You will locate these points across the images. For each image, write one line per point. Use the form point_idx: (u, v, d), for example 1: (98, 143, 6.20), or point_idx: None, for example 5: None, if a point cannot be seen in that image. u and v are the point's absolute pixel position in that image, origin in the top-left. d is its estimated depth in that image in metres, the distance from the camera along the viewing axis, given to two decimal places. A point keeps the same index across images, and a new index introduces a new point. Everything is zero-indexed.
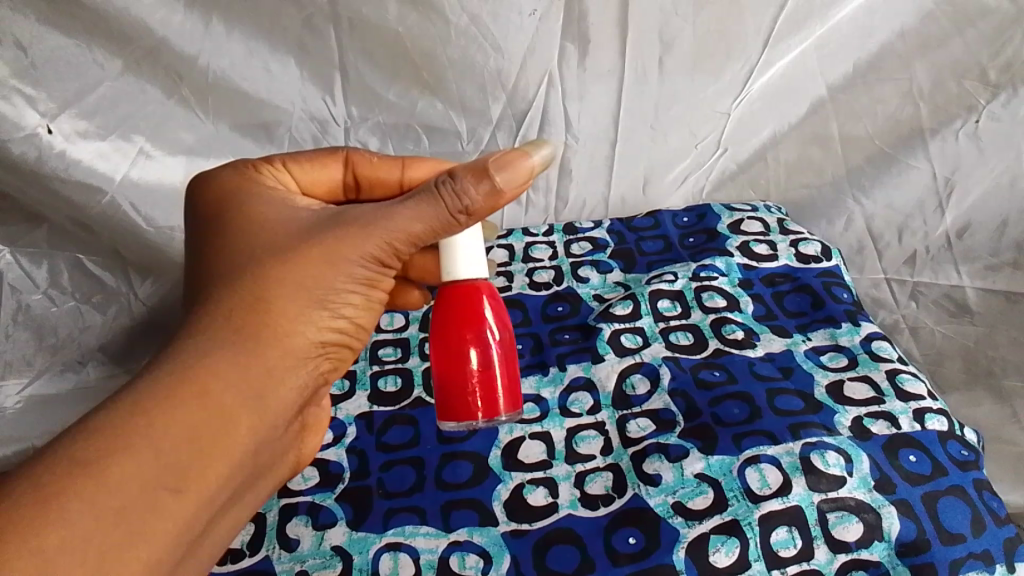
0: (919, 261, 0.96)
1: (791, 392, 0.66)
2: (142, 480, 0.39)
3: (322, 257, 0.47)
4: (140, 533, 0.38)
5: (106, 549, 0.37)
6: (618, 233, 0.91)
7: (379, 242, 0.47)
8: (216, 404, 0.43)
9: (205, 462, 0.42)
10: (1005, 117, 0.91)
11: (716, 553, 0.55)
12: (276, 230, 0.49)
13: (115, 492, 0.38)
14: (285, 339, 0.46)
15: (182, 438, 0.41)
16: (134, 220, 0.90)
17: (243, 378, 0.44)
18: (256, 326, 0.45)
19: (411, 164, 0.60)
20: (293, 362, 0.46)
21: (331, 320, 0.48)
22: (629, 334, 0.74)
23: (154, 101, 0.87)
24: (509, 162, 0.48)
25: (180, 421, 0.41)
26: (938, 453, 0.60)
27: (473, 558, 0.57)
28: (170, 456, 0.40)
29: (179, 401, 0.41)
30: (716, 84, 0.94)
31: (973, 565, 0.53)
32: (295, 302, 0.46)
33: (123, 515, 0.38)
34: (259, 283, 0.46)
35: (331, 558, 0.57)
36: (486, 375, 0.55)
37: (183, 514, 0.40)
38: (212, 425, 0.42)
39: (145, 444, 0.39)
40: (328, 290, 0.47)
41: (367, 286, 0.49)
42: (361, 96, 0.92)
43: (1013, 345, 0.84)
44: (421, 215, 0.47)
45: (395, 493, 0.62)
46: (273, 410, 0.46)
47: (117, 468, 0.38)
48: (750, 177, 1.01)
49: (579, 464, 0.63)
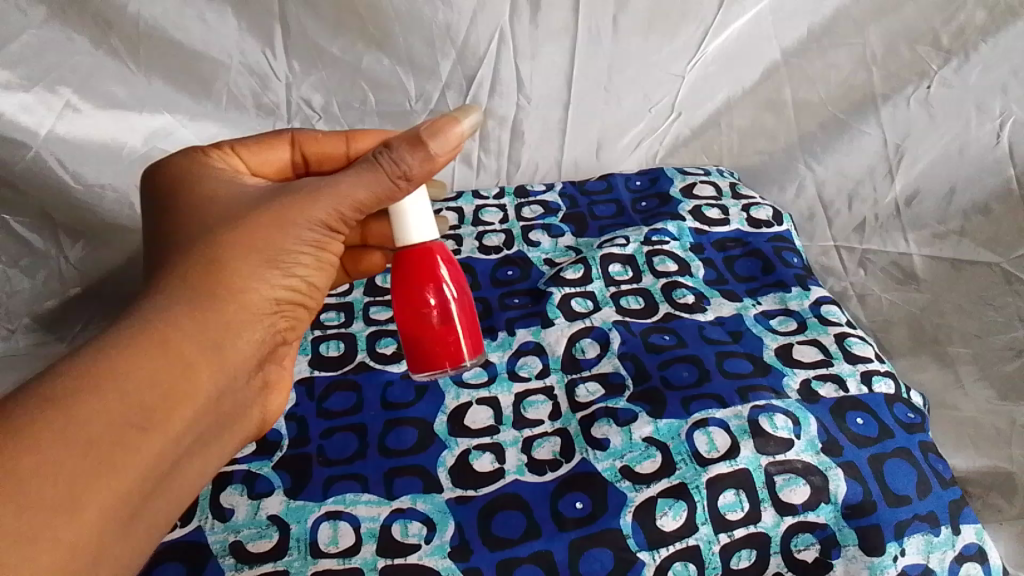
0: (868, 228, 0.94)
1: (740, 355, 0.65)
2: (110, 416, 0.39)
3: (272, 221, 0.48)
4: (112, 463, 0.39)
5: (78, 477, 0.37)
6: (570, 196, 0.89)
7: (328, 206, 0.49)
8: (178, 351, 0.43)
9: (169, 405, 0.42)
10: (955, 83, 0.91)
11: (663, 517, 0.54)
12: (228, 202, 0.50)
13: (86, 423, 0.38)
14: (241, 295, 0.47)
15: (148, 379, 0.41)
16: (61, 177, 0.85)
17: (204, 330, 0.45)
18: (213, 283, 0.46)
19: (355, 136, 0.60)
20: (248, 317, 0.48)
21: (284, 279, 0.49)
22: (579, 299, 0.72)
23: (81, 51, 0.82)
24: (440, 129, 0.49)
25: (145, 362, 0.42)
26: (885, 416, 0.60)
27: (416, 526, 0.55)
28: (138, 394, 0.41)
29: (144, 347, 0.42)
30: (671, 45, 0.93)
31: (918, 527, 0.54)
32: (249, 262, 0.47)
33: (95, 446, 0.38)
34: (214, 245, 0.47)
35: (267, 527, 0.55)
36: (445, 331, 0.55)
37: (150, 451, 0.41)
38: (173, 368, 0.43)
39: (114, 382, 0.40)
40: (279, 250, 0.48)
41: (318, 249, 0.50)
42: (303, 50, 0.89)
43: (959, 311, 0.84)
44: (363, 182, 0.49)
45: (335, 460, 0.60)
46: (232, 361, 0.47)
47: (89, 402, 0.39)
48: (703, 142, 1.00)
49: (526, 429, 0.62)
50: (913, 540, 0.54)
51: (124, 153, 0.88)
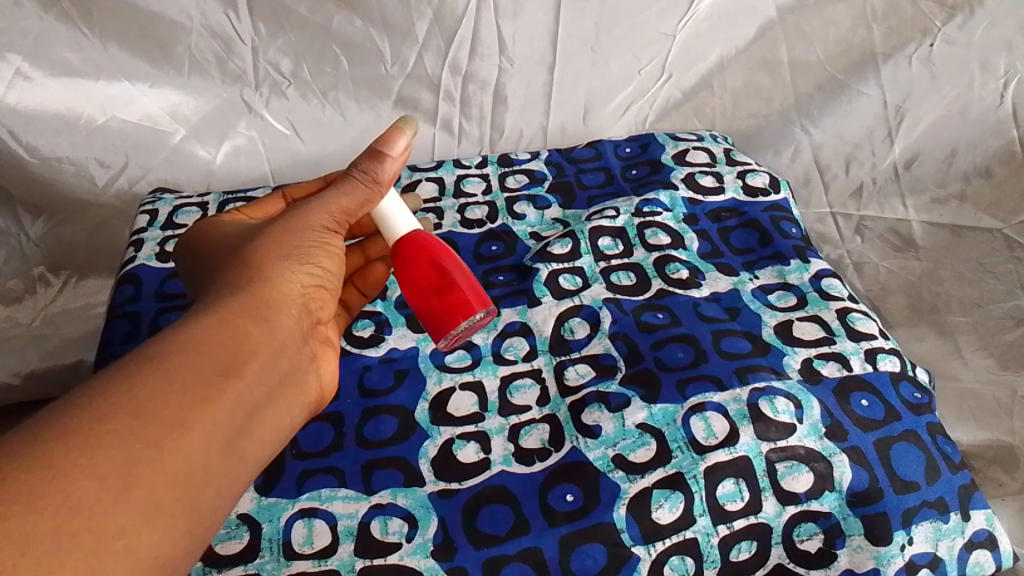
0: (865, 193, 0.90)
1: (738, 333, 0.62)
2: (193, 366, 0.39)
3: (281, 231, 0.50)
4: (201, 404, 0.38)
5: (177, 410, 0.37)
6: (556, 165, 0.84)
7: (322, 213, 0.51)
8: (238, 321, 0.43)
9: (242, 360, 0.42)
10: (959, 41, 0.86)
11: (659, 509, 0.51)
12: (242, 235, 0.52)
13: (180, 366, 0.38)
14: (278, 281, 0.47)
15: (217, 338, 0.41)
16: (14, 150, 0.80)
17: (249, 305, 0.45)
18: (249, 274, 0.47)
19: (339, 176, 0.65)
20: (288, 298, 0.48)
21: (313, 272, 0.50)
22: (567, 275, 0.69)
23: (29, 15, 0.77)
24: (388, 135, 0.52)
25: (213, 327, 0.42)
26: (891, 397, 0.57)
27: (396, 522, 0.52)
28: (215, 346, 0.41)
29: (209, 315, 0.43)
30: (661, 2, 0.88)
31: (926, 514, 0.52)
32: (275, 254, 0.48)
33: (185, 387, 0.38)
34: (239, 256, 0.49)
35: (237, 527, 0.52)
36: (448, 301, 0.54)
37: (232, 399, 0.40)
38: (235, 332, 0.43)
39: (192, 338, 0.40)
40: (295, 247, 0.49)
41: (328, 250, 0.51)
42: (269, 11, 0.83)
43: (958, 278, 0.81)
44: (345, 194, 0.52)
45: (311, 453, 0.56)
46: (284, 337, 0.46)
47: (176, 353, 0.39)
48: (695, 105, 0.95)
49: (513, 416, 0.58)
50: (920, 528, 0.51)
51: (81, 124, 0.83)
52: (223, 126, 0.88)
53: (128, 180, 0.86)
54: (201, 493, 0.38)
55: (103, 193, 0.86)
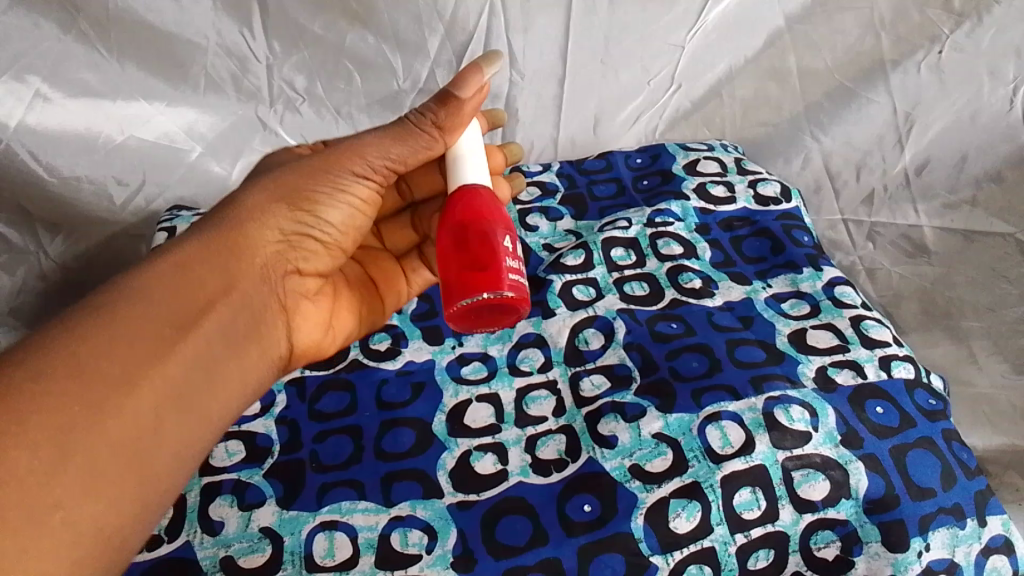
0: (877, 200, 0.91)
1: (752, 342, 0.62)
2: (144, 323, 0.42)
3: (289, 169, 0.51)
4: (150, 361, 0.41)
5: (122, 369, 0.40)
6: (568, 176, 0.85)
7: (351, 156, 0.51)
8: (200, 273, 0.46)
9: (198, 314, 0.45)
10: (968, 47, 0.86)
11: (676, 519, 0.51)
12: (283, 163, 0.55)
13: (130, 324, 0.42)
14: (256, 229, 0.50)
15: (174, 291, 0.44)
16: (35, 171, 0.81)
17: (215, 252, 0.48)
18: (231, 217, 0.49)
19: None
20: (261, 247, 0.50)
21: (304, 218, 0.51)
22: (581, 287, 0.69)
23: (49, 37, 0.78)
24: (462, 76, 0.50)
25: (173, 281, 0.45)
26: (906, 403, 0.57)
27: (416, 534, 0.52)
28: (168, 304, 0.44)
29: (165, 267, 0.45)
30: (669, 14, 0.88)
31: (943, 521, 0.52)
32: (264, 199, 0.50)
33: (135, 345, 0.41)
34: (238, 190, 0.51)
35: (260, 540, 0.53)
36: (464, 270, 0.48)
37: (185, 354, 0.43)
38: (194, 285, 0.45)
39: (144, 293, 0.43)
40: (297, 191, 0.51)
41: (346, 199, 0.52)
42: (282, 30, 0.84)
43: (971, 284, 0.81)
44: (387, 136, 0.51)
45: (330, 466, 0.57)
46: (244, 286, 0.48)
47: (129, 308, 0.42)
48: (704, 115, 0.96)
49: (529, 427, 0.59)
50: (937, 534, 0.51)
51: (100, 144, 0.84)
52: (239, 143, 0.90)
53: (145, 198, 0.88)
54: (152, 458, 0.40)
55: (122, 212, 0.87)
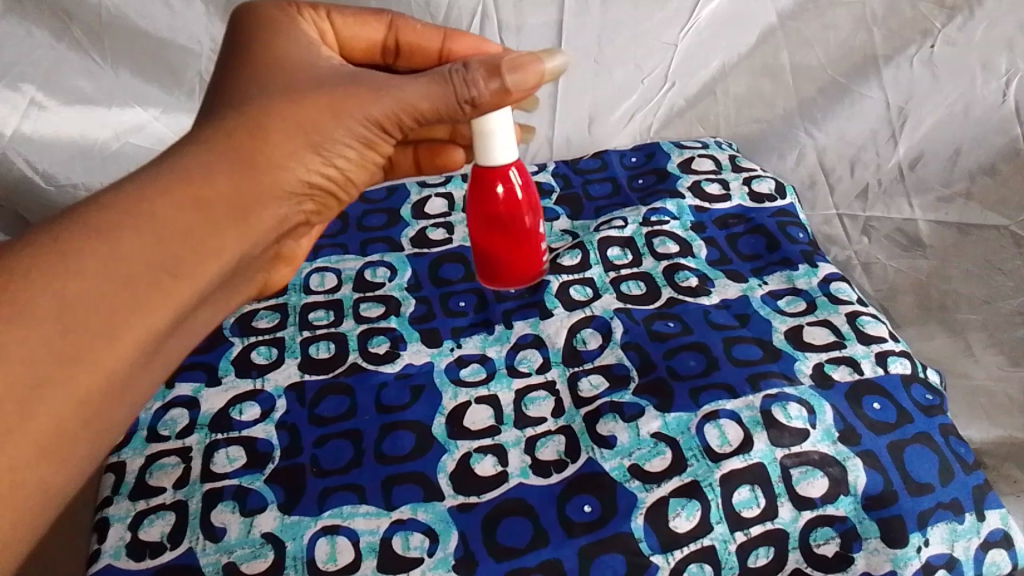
0: (871, 194, 0.91)
1: (749, 340, 0.62)
2: (140, 260, 0.40)
3: (321, 103, 0.48)
4: (141, 306, 0.39)
5: (111, 312, 0.38)
6: (564, 176, 0.85)
7: (386, 109, 0.50)
8: (208, 209, 0.44)
9: (199, 260, 0.43)
10: (960, 41, 0.86)
11: (676, 518, 0.52)
12: (306, 76, 0.50)
13: (128, 261, 0.39)
14: (276, 171, 0.47)
15: (180, 228, 0.42)
16: (29, 178, 0.80)
17: (233, 195, 0.45)
18: (250, 151, 0.46)
19: (453, 37, 0.61)
20: (276, 194, 0.48)
21: (321, 165, 0.50)
22: (578, 287, 0.70)
23: (42, 45, 0.78)
24: (521, 64, 0.51)
25: (178, 216, 0.42)
26: (903, 399, 0.57)
27: (417, 537, 0.53)
28: (170, 242, 0.41)
29: (176, 192, 0.42)
30: (662, 12, 0.89)
31: (942, 516, 0.52)
32: (290, 142, 0.48)
33: (129, 285, 0.39)
34: (259, 111, 0.47)
35: (262, 546, 0.53)
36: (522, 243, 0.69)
37: (177, 302, 0.41)
38: (201, 224, 0.43)
39: (147, 222, 0.41)
40: (324, 137, 0.49)
41: (363, 145, 0.52)
42: None
43: (966, 277, 0.81)
44: (428, 95, 0.50)
45: (330, 471, 0.57)
46: (255, 234, 0.47)
47: (131, 239, 0.40)
48: (699, 113, 0.96)
49: (529, 428, 0.59)
50: (936, 529, 0.52)
51: (96, 150, 0.83)
52: None
53: None
54: (111, 408, 0.39)
55: None
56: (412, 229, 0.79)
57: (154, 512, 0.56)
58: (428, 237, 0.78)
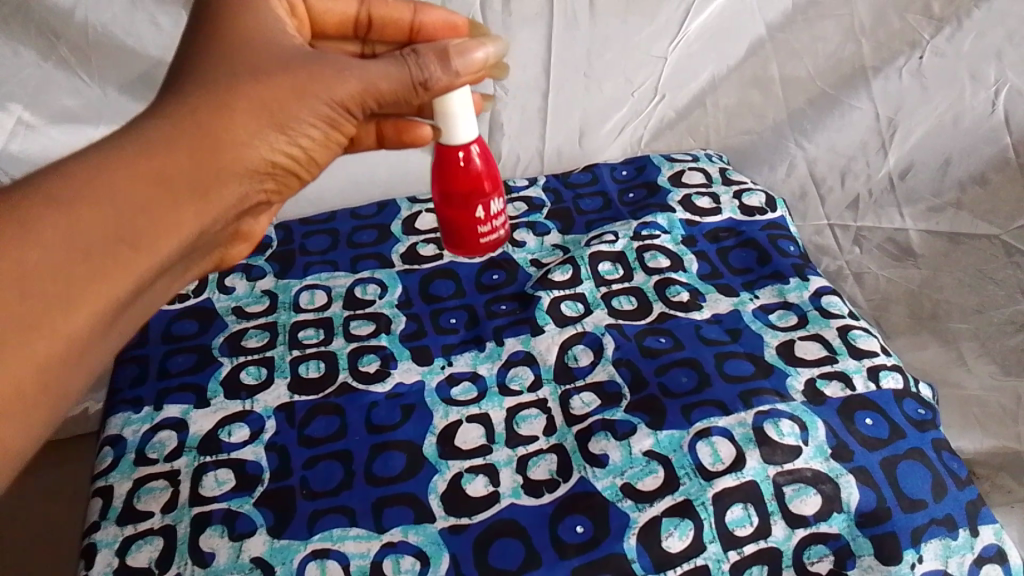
0: (862, 204, 0.92)
1: (741, 355, 0.62)
2: (98, 230, 0.38)
3: (287, 83, 0.45)
4: (99, 275, 0.38)
5: (69, 280, 0.37)
6: (554, 190, 0.85)
7: (349, 90, 0.47)
8: (170, 184, 0.41)
9: (157, 235, 0.40)
10: (948, 52, 0.85)
11: (669, 538, 0.51)
12: (271, 54, 0.46)
13: (85, 231, 0.37)
14: (238, 150, 0.44)
15: (141, 198, 0.40)
16: None
17: (192, 172, 0.42)
18: (212, 127, 0.43)
19: (424, 9, 0.59)
20: (237, 173, 0.45)
21: (285, 145, 0.47)
22: (569, 302, 0.69)
23: (29, 65, 0.78)
24: (467, 50, 0.49)
25: (136, 187, 0.40)
26: (895, 414, 0.57)
27: (408, 560, 0.52)
28: (130, 213, 0.39)
29: (135, 162, 0.40)
30: (651, 26, 0.88)
31: (935, 532, 0.52)
32: (255, 121, 0.44)
33: (89, 255, 0.37)
34: (223, 87, 0.44)
35: (251, 571, 0.52)
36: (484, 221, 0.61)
37: (136, 274, 0.40)
38: (161, 197, 0.41)
39: (107, 192, 0.39)
40: (290, 117, 0.45)
41: (329, 126, 0.48)
42: None
43: (958, 286, 0.81)
44: (389, 75, 0.47)
45: (320, 493, 0.57)
46: (212, 216, 0.44)
47: (90, 207, 0.38)
48: (689, 124, 0.96)
49: (520, 447, 0.59)
50: (929, 546, 0.51)
51: None
52: None
53: None
54: (71, 378, 0.37)
55: None
56: (402, 245, 0.79)
57: (142, 537, 0.55)
58: (419, 252, 0.78)
